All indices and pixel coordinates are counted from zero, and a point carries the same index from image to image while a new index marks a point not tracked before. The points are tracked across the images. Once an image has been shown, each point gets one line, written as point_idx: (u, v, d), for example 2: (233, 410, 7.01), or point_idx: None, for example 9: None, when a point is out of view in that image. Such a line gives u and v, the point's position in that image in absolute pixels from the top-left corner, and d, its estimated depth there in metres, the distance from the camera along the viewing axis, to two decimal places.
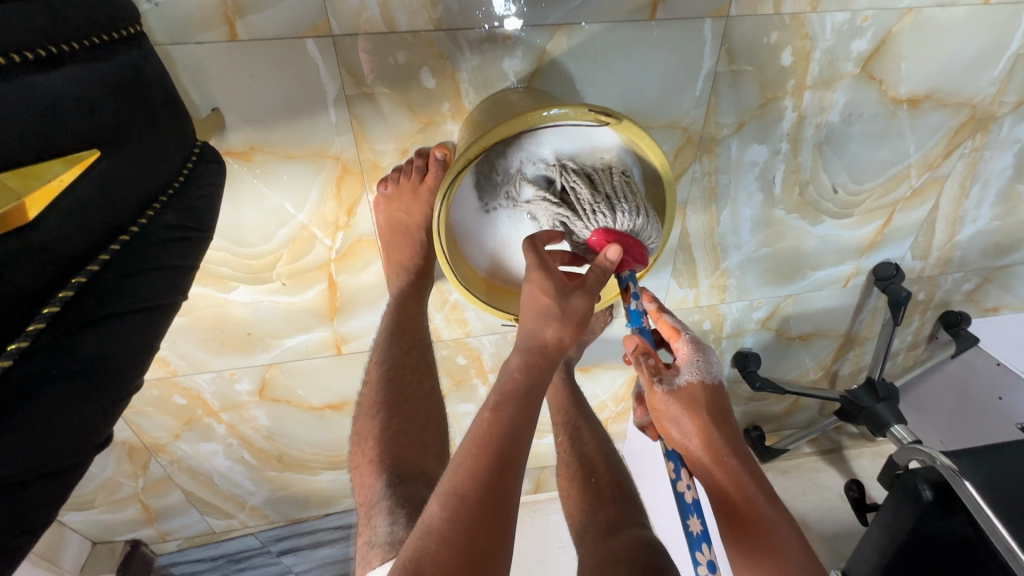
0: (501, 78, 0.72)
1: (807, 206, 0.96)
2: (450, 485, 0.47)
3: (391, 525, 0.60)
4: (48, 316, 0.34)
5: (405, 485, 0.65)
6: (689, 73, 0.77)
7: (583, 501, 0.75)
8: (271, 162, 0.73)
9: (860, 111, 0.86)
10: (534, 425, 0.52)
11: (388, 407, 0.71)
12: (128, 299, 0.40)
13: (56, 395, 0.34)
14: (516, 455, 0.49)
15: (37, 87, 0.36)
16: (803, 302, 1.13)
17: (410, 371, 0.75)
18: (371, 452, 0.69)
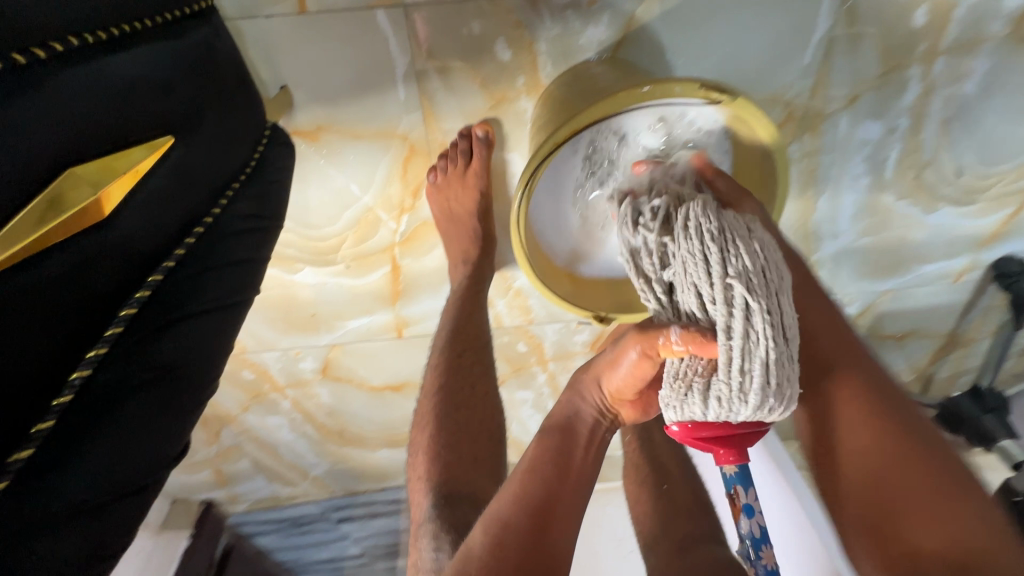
0: (583, 48, 0.65)
1: (922, 191, 0.84)
2: (495, 514, 0.46)
3: (433, 551, 0.59)
4: (125, 320, 0.34)
5: (453, 506, 0.63)
6: (798, 38, 0.67)
7: (653, 510, 0.71)
8: (338, 142, 0.70)
9: (1003, 80, 0.73)
10: (585, 464, 0.50)
11: (441, 417, 0.70)
12: (204, 298, 0.38)
13: (128, 411, 0.34)
14: (565, 488, 0.48)
15: (111, 69, 0.34)
16: (902, 298, 1.01)
17: (466, 378, 0.73)
18: (423, 466, 0.69)
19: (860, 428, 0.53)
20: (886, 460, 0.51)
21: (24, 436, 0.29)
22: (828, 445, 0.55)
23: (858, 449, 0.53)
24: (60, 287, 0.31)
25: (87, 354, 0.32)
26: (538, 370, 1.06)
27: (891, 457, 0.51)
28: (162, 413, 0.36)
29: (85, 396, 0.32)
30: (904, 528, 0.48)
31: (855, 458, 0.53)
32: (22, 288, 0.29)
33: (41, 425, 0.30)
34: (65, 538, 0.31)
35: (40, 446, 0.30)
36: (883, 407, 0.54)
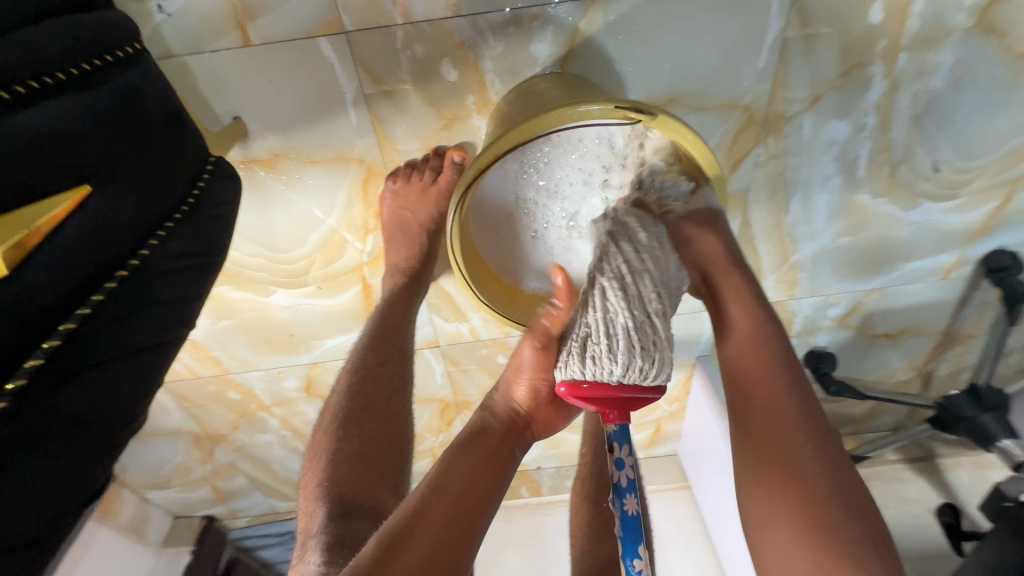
0: (529, 64, 0.65)
1: (898, 188, 0.82)
2: (395, 524, 0.44)
3: (319, 566, 0.54)
4: (48, 350, 0.33)
5: (349, 520, 0.60)
6: (751, 42, 0.66)
7: (590, 527, 0.69)
8: (296, 168, 0.71)
9: (973, 72, 0.70)
10: (494, 484, 0.49)
11: (349, 425, 0.67)
12: (125, 341, 0.38)
13: (39, 459, 0.31)
14: (470, 508, 0.46)
15: (21, 123, 0.35)
16: (890, 296, 0.98)
17: (378, 387, 0.71)
18: (320, 475, 0.65)
19: (773, 396, 0.54)
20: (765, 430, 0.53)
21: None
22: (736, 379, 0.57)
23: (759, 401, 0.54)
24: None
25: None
26: None
27: (778, 404, 0.53)
28: (81, 460, 0.34)
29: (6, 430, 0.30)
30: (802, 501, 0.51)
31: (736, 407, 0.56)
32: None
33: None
34: None
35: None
36: (773, 351, 0.56)
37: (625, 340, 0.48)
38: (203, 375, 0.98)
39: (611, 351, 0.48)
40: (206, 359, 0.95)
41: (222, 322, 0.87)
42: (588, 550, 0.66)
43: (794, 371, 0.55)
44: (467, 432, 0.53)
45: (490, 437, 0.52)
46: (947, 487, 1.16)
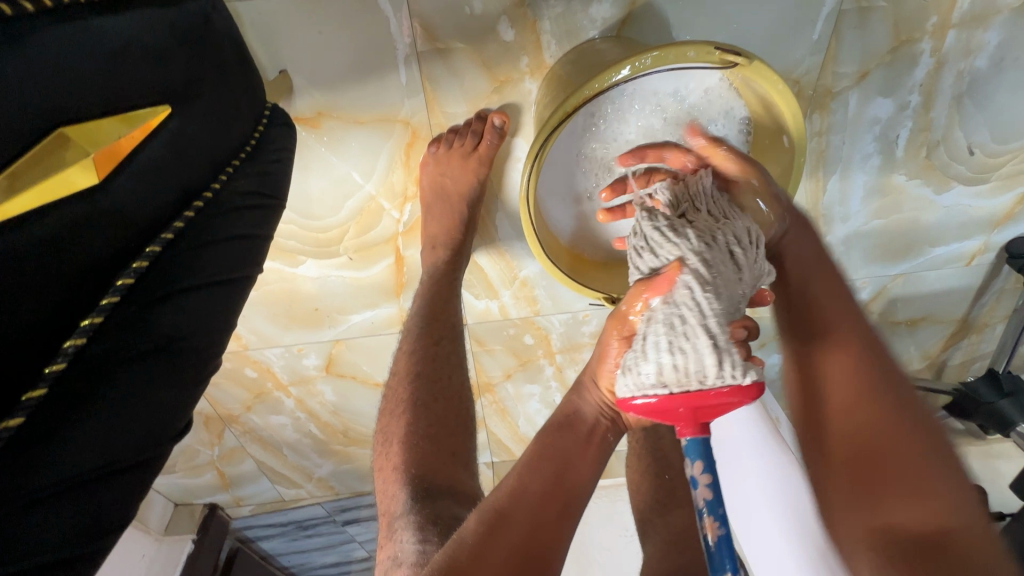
0: (588, 26, 0.64)
1: (934, 170, 0.82)
2: (494, 503, 0.43)
3: (416, 544, 0.54)
4: (122, 290, 0.32)
5: (434, 500, 0.58)
6: (807, 13, 0.66)
7: (652, 499, 0.69)
8: (339, 128, 0.69)
9: (1016, 53, 0.71)
10: (588, 462, 0.48)
11: (417, 407, 0.66)
12: (202, 273, 0.36)
13: (127, 382, 0.32)
14: (567, 486, 0.45)
15: (104, 31, 0.33)
16: (914, 282, 0.99)
17: (440, 365, 0.69)
18: (393, 456, 0.64)
19: (856, 382, 0.48)
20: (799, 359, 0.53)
21: (14, 402, 0.28)
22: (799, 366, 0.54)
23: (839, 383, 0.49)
24: (49, 250, 0.29)
25: (83, 322, 0.30)
26: (545, 363, 1.04)
27: (862, 387, 0.48)
28: (165, 389, 0.34)
29: (85, 364, 0.30)
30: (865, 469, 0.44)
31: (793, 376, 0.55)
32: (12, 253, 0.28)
33: (34, 391, 0.28)
34: (70, 507, 0.30)
35: (35, 414, 0.28)
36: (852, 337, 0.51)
37: (666, 333, 0.41)
38: None
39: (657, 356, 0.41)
40: None
41: (246, 293, 0.84)
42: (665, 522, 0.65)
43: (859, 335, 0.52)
44: (552, 419, 0.51)
45: (579, 424, 0.51)
46: None
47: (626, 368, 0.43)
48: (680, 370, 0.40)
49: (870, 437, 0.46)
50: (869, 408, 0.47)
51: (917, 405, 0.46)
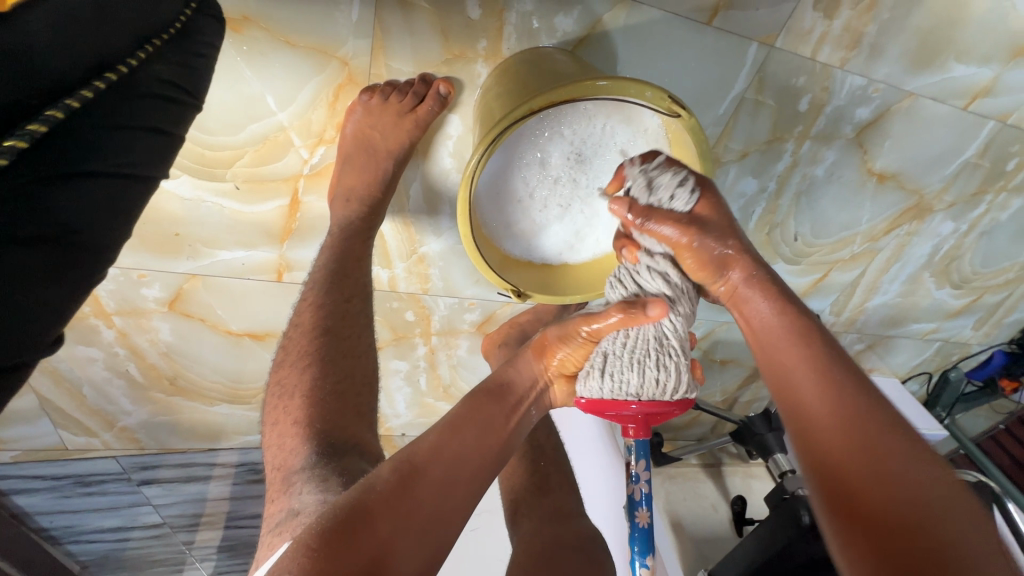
0: (548, 33, 0.67)
1: (769, 245, 1.03)
2: (409, 454, 0.42)
3: (317, 494, 0.54)
4: (34, 136, 0.25)
5: (336, 457, 0.58)
6: (721, 90, 0.77)
7: (527, 481, 0.71)
8: (264, 42, 0.61)
9: (840, 172, 0.93)
10: (512, 426, 0.49)
11: (324, 361, 0.64)
12: (116, 159, 0.29)
13: (36, 254, 0.24)
14: (487, 450, 0.45)
15: None
16: (735, 330, 1.22)
17: (349, 322, 0.67)
18: (295, 411, 0.62)
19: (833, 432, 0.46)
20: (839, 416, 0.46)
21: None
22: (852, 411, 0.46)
23: (813, 408, 0.48)
24: None
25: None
26: (419, 342, 1.04)
27: (833, 401, 0.47)
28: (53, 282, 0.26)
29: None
30: (827, 429, 0.46)
31: (813, 416, 0.47)
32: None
33: None
34: None
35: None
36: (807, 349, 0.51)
37: (652, 351, 0.48)
38: None
39: (639, 372, 0.49)
40: None
41: None
42: (536, 501, 0.68)
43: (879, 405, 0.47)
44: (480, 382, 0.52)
45: (504, 385, 0.52)
46: (725, 489, 1.46)
47: (608, 373, 0.50)
48: (659, 385, 0.49)
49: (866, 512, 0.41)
50: (874, 470, 0.42)
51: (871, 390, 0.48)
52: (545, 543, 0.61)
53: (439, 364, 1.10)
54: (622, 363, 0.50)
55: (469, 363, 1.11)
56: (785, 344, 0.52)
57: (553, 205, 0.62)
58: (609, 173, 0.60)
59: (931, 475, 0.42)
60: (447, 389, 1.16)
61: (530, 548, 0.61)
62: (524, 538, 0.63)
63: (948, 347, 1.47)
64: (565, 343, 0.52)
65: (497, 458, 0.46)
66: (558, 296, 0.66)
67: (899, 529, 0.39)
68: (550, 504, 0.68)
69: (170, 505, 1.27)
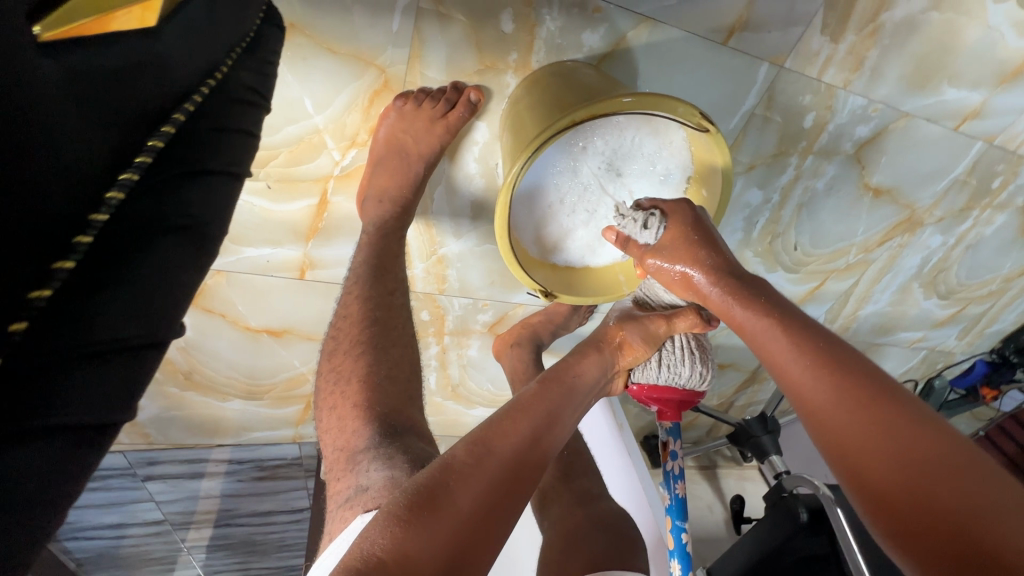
0: (575, 48, 0.70)
1: (770, 254, 1.07)
2: (481, 433, 0.44)
3: (383, 471, 0.58)
4: (142, 167, 0.30)
5: (398, 439, 0.62)
6: (732, 105, 0.82)
7: (558, 469, 0.73)
8: (307, 49, 0.64)
9: (839, 186, 0.98)
10: (569, 414, 0.52)
11: (376, 351, 0.66)
12: (224, 157, 0.35)
13: (163, 258, 0.30)
14: (549, 434, 0.48)
15: None
16: (734, 335, 1.26)
17: (395, 314, 0.69)
18: (353, 395, 0.64)
19: (848, 426, 0.45)
20: (845, 404, 0.46)
21: (67, 247, 0.26)
22: (855, 395, 0.46)
23: (820, 407, 0.47)
24: (97, 99, 0.27)
25: (138, 159, 0.30)
26: (432, 342, 1.07)
27: (833, 388, 0.47)
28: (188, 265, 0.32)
29: (110, 237, 0.28)
30: (835, 421, 0.45)
31: (819, 411, 0.47)
32: (67, 67, 0.25)
33: (63, 263, 0.26)
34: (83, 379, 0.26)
35: (82, 261, 0.27)
36: (797, 344, 0.50)
37: (698, 352, 0.61)
38: None
39: (690, 365, 0.60)
40: None
41: None
42: (569, 487, 0.70)
43: (879, 381, 0.46)
44: (544, 372, 0.55)
45: (563, 377, 0.55)
46: (721, 491, 1.50)
47: (665, 365, 0.61)
48: (700, 377, 0.61)
49: (911, 510, 0.39)
50: (905, 460, 0.41)
51: (865, 367, 0.48)
52: (578, 524, 0.64)
53: (450, 364, 1.12)
54: (676, 357, 0.61)
55: (479, 363, 1.14)
56: (774, 345, 0.51)
57: (580, 211, 0.65)
58: (633, 182, 0.64)
59: (951, 446, 0.41)
60: (456, 389, 1.18)
61: (565, 528, 0.64)
62: (559, 521, 0.66)
63: (934, 355, 1.53)
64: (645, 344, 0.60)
65: (555, 442, 0.49)
66: (582, 297, 0.70)
67: (950, 518, 0.37)
68: (580, 487, 0.71)
69: (174, 501, 1.26)
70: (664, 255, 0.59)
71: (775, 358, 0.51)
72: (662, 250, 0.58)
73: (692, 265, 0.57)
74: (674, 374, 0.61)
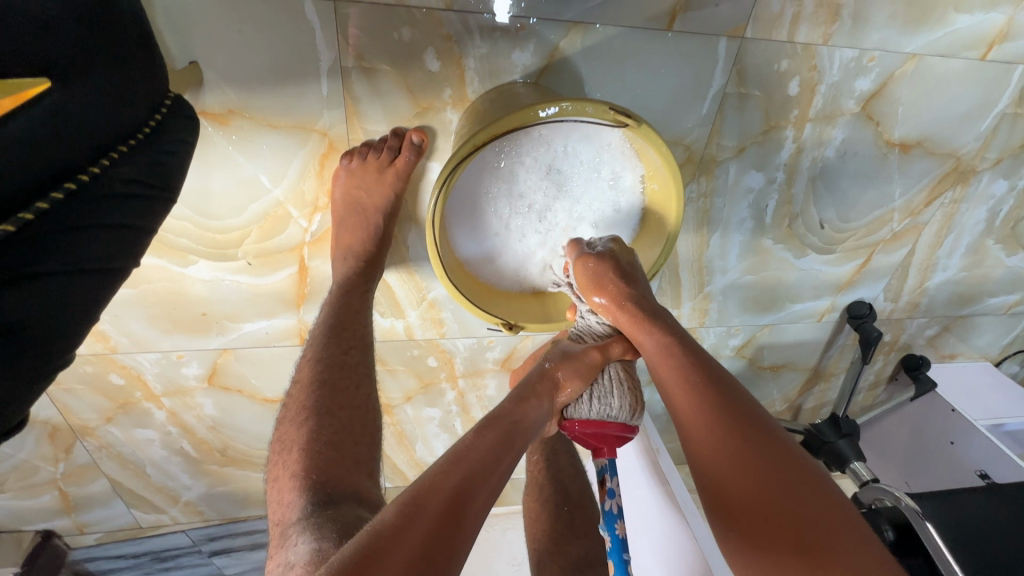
0: (509, 70, 0.68)
1: (794, 238, 0.96)
2: (411, 493, 0.41)
3: (311, 544, 0.52)
4: None
5: (332, 506, 0.58)
6: (699, 90, 0.75)
7: None
8: (250, 130, 0.67)
9: (855, 149, 0.87)
10: (512, 461, 0.48)
11: (320, 415, 0.65)
12: (63, 260, 0.35)
13: None
14: (488, 483, 0.44)
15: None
16: (779, 333, 1.13)
17: (347, 375, 0.69)
18: (292, 464, 0.63)
19: (718, 446, 0.47)
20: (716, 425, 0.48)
21: None
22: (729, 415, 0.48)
23: (699, 424, 0.49)
24: None
25: None
26: (447, 387, 1.04)
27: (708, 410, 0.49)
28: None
29: None
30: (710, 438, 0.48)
31: (695, 431, 0.49)
32: None
33: None
34: None
35: None
36: (683, 362, 0.53)
37: (624, 383, 0.58)
38: (80, 352, 0.84)
39: (619, 397, 0.57)
40: (90, 334, 0.82)
41: (121, 291, 0.77)
42: None
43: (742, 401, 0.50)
44: (481, 418, 0.51)
45: (504, 419, 0.51)
46: None
47: (596, 396, 0.58)
48: (631, 409, 0.58)
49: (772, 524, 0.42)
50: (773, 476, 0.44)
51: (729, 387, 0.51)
52: None
53: (472, 407, 1.09)
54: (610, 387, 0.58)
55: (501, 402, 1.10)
56: (669, 372, 0.53)
57: (531, 233, 0.62)
58: (583, 194, 0.60)
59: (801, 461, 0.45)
60: None
61: None
62: None
63: None
64: (583, 378, 0.57)
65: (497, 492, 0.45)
66: (554, 323, 0.66)
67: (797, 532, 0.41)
68: None
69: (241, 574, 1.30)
70: (591, 261, 0.57)
71: (667, 383, 0.52)
72: (592, 259, 0.57)
73: (599, 291, 0.57)
74: (603, 409, 0.58)
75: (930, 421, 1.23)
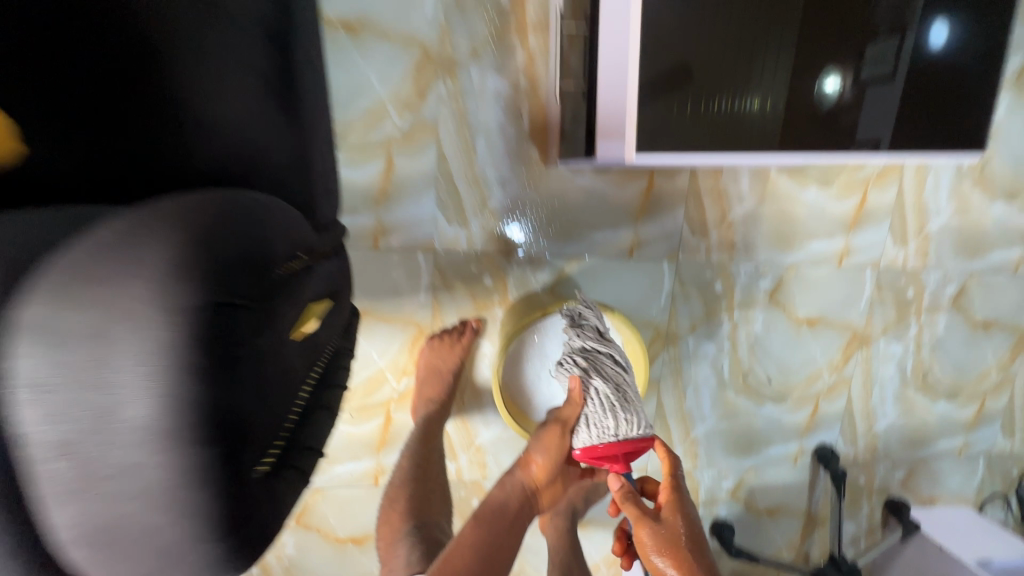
0: (534, 283, 1.10)
1: (750, 390, 1.27)
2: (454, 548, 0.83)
3: (417, 543, 1.02)
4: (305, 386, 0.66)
5: (421, 536, 1.03)
6: (656, 290, 1.17)
7: None
8: (373, 323, 1.06)
9: (774, 324, 1.24)
10: (505, 525, 0.89)
11: (414, 481, 1.09)
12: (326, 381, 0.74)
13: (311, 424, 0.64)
14: (491, 542, 0.86)
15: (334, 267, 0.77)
16: (763, 475, 1.35)
17: (431, 461, 1.11)
18: (397, 508, 1.07)
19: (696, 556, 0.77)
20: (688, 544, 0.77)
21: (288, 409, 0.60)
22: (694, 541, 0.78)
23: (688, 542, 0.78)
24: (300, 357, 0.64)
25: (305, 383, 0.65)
26: None
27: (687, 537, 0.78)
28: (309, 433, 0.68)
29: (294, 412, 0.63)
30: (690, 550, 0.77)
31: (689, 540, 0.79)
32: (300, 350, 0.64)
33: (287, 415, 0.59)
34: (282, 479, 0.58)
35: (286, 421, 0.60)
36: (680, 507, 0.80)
37: (613, 407, 0.82)
38: None
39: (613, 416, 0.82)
40: None
41: None
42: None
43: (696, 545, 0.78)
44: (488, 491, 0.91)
45: (504, 497, 0.91)
46: None
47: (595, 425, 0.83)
48: (627, 424, 0.82)
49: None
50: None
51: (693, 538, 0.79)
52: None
53: None
54: (600, 413, 0.83)
55: (533, 544, 1.25)
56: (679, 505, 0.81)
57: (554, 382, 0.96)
58: None
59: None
60: None
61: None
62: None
63: (998, 461, 1.49)
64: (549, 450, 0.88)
65: (498, 545, 0.87)
66: None
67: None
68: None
69: None
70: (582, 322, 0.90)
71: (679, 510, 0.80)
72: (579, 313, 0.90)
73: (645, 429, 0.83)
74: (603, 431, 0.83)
75: (927, 563, 1.34)
